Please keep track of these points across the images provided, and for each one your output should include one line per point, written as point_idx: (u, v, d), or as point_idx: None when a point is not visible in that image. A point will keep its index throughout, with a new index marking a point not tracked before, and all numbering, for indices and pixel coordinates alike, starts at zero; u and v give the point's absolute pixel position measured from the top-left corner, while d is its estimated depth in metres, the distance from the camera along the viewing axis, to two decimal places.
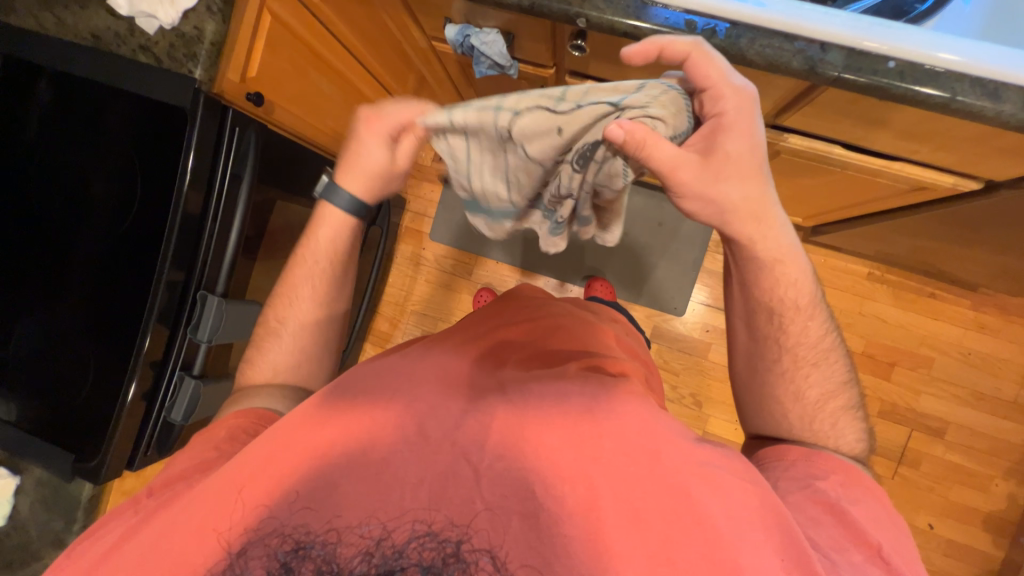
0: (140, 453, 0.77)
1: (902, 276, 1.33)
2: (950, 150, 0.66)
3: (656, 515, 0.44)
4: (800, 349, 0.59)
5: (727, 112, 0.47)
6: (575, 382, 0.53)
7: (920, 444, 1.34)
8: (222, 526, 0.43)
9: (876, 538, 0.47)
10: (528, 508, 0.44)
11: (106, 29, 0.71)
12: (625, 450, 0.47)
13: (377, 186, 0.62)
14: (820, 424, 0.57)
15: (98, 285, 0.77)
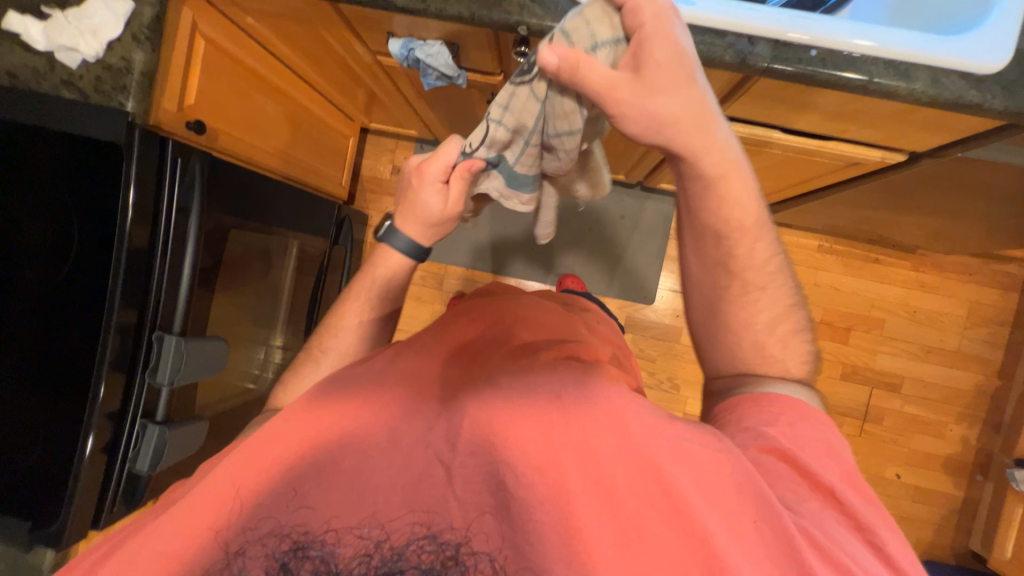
0: (106, 508, 0.73)
1: (848, 245, 1.42)
2: (875, 127, 0.71)
3: (625, 493, 0.42)
4: (748, 276, 0.56)
5: (646, 24, 0.45)
6: (548, 373, 0.52)
7: (881, 401, 1.43)
8: (217, 522, 0.40)
9: (833, 479, 0.45)
10: (499, 500, 0.41)
11: (22, 66, 0.66)
12: (592, 432, 0.46)
13: (433, 229, 0.61)
14: (770, 352, 0.56)
15: (44, 339, 0.72)
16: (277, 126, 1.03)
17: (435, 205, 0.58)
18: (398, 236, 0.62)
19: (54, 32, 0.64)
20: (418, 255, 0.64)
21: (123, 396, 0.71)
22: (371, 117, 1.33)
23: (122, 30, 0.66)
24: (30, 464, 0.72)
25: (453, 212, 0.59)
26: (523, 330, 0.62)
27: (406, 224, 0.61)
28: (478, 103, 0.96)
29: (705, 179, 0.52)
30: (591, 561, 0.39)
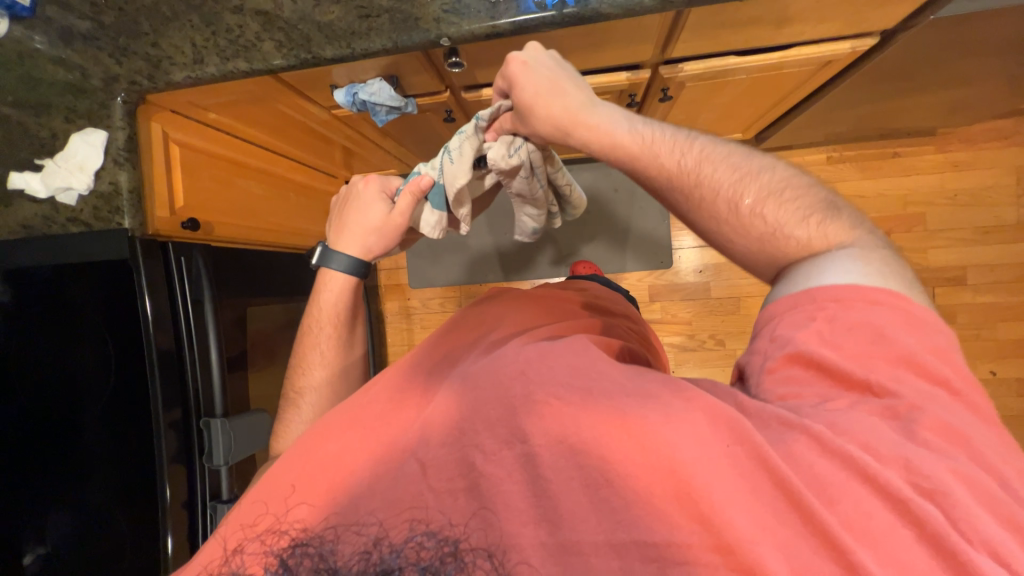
0: None
1: (861, 147, 1.33)
2: (828, 19, 0.68)
3: (588, 442, 0.40)
4: (696, 173, 0.50)
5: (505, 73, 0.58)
6: (514, 351, 0.49)
7: (948, 298, 1.31)
8: (223, 526, 0.44)
9: (865, 372, 0.41)
10: (470, 480, 0.40)
11: (34, 216, 0.73)
12: (559, 394, 0.42)
13: (370, 237, 0.68)
14: (758, 234, 0.49)
15: (114, 452, 0.78)
16: (267, 203, 1.09)
17: (378, 211, 0.67)
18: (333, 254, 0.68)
19: (49, 178, 0.72)
20: (359, 270, 0.69)
21: (189, 487, 0.76)
22: (352, 169, 1.37)
23: (103, 157, 0.73)
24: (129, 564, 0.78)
25: (393, 220, 0.67)
26: (508, 320, 0.62)
27: (347, 242, 0.68)
28: (437, 124, 0.99)
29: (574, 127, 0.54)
30: (559, 516, 0.38)
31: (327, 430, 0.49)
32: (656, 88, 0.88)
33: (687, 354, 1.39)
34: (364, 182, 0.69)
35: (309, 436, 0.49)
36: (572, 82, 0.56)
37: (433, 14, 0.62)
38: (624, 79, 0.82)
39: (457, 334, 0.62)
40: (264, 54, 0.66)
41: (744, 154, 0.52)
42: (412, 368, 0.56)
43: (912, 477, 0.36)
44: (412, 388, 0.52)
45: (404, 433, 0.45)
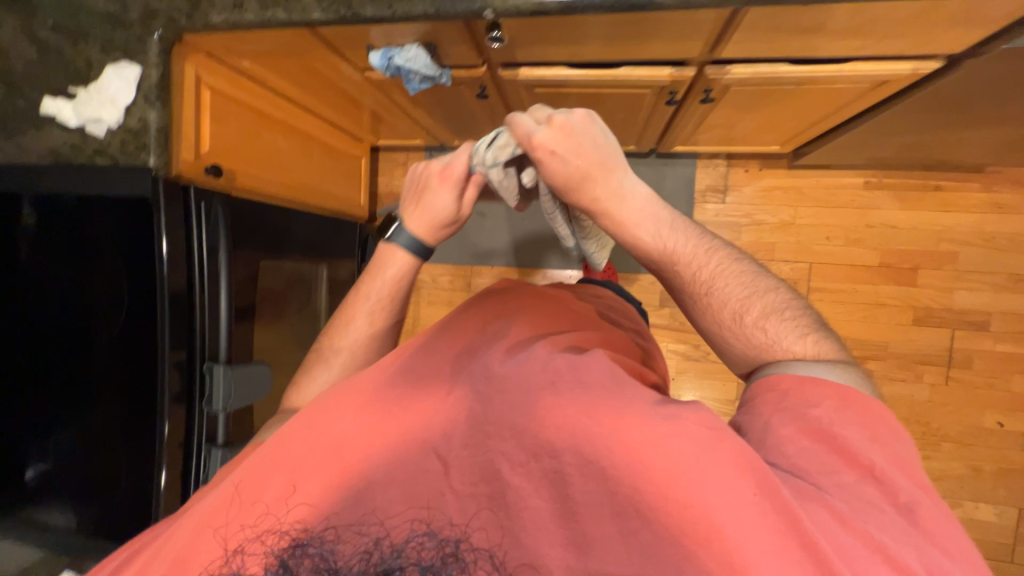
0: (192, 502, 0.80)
1: (901, 175, 1.28)
2: (893, 36, 0.64)
3: (620, 468, 0.38)
4: (703, 277, 0.52)
5: (531, 144, 0.52)
6: (541, 359, 0.45)
7: (966, 342, 1.27)
8: (217, 521, 0.41)
9: (871, 455, 0.39)
10: (495, 488, 0.41)
11: (63, 144, 0.75)
12: (586, 410, 0.41)
13: (441, 227, 0.66)
14: (744, 347, 0.51)
15: (115, 382, 0.80)
16: (291, 158, 1.09)
17: (449, 205, 0.63)
18: (402, 232, 0.66)
19: (81, 108, 0.73)
20: (422, 252, 0.67)
21: (185, 427, 0.78)
22: (378, 135, 1.37)
23: (135, 94, 0.73)
24: (120, 494, 0.81)
25: (464, 211, 0.65)
26: (527, 312, 0.59)
27: (412, 218, 0.65)
28: (469, 99, 0.97)
29: (602, 210, 0.54)
30: (589, 541, 0.38)
31: (331, 409, 0.47)
32: (698, 89, 0.85)
33: (690, 364, 1.37)
34: (433, 176, 0.62)
35: (306, 415, 0.47)
36: (603, 162, 0.52)
37: None
38: (667, 75, 0.80)
39: (476, 317, 0.59)
40: (303, 6, 0.65)
41: (749, 266, 0.53)
42: (427, 349, 0.53)
43: (922, 561, 0.35)
44: (420, 373, 0.50)
45: (423, 425, 0.45)
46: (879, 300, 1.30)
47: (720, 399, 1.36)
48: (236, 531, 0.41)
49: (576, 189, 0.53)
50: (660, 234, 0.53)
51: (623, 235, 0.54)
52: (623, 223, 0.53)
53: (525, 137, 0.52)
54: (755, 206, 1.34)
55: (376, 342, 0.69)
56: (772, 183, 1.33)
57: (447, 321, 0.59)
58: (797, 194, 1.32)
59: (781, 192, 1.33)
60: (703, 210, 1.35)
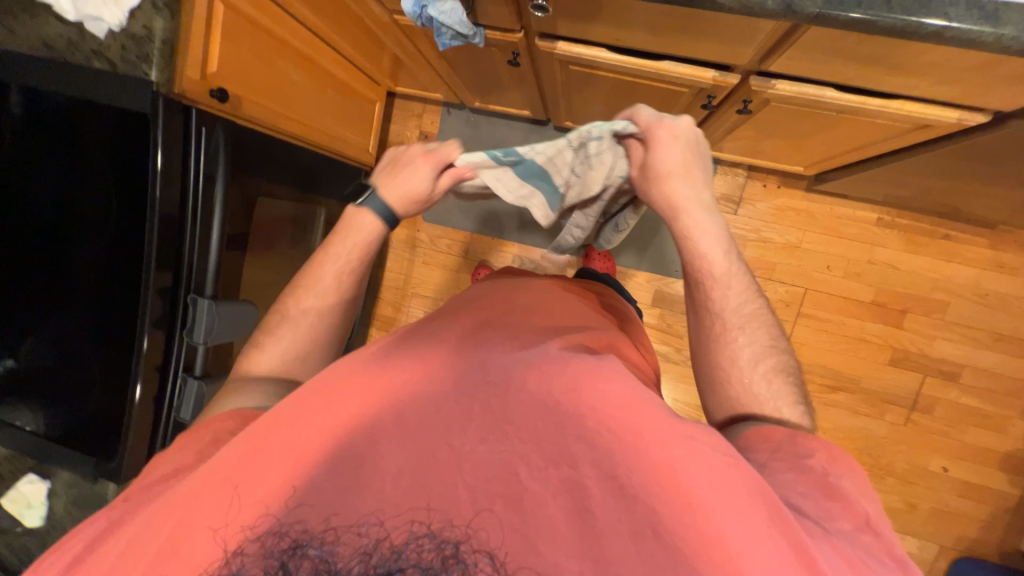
0: (162, 434, 0.80)
1: (913, 218, 1.27)
2: (953, 83, 0.61)
3: (637, 484, 0.40)
4: (738, 313, 0.57)
5: (655, 132, 0.59)
6: (555, 360, 0.47)
7: (934, 390, 1.31)
8: (216, 522, 0.39)
9: (864, 508, 0.41)
10: (511, 490, 0.40)
11: (56, 37, 0.70)
12: (604, 425, 0.42)
13: (412, 205, 0.66)
14: (739, 385, 0.55)
15: (95, 296, 0.79)
16: (303, 92, 1.03)
17: (424, 186, 0.65)
18: (373, 199, 0.66)
19: (78, 0, 0.67)
20: (389, 223, 0.67)
21: (165, 354, 0.78)
22: (396, 81, 1.30)
23: None
24: (91, 407, 0.81)
25: (437, 198, 0.67)
26: (532, 314, 0.61)
27: (386, 188, 0.66)
28: (500, 63, 0.92)
29: (676, 215, 0.59)
30: (608, 559, 0.37)
31: (338, 386, 0.46)
32: (738, 98, 0.81)
33: (669, 367, 1.39)
34: (420, 154, 0.65)
35: (313, 389, 0.46)
36: (702, 177, 0.59)
37: None
38: (709, 78, 0.75)
39: (483, 312, 0.61)
40: None
41: (774, 327, 0.59)
42: (423, 340, 0.54)
43: None
44: (420, 355, 0.50)
45: (433, 410, 0.45)
46: (861, 336, 1.32)
47: (692, 403, 1.39)
48: (229, 506, 0.40)
49: (663, 184, 0.59)
50: (719, 259, 0.58)
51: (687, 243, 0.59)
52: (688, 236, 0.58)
53: (660, 122, 0.59)
54: (765, 222, 1.32)
55: (343, 306, 0.66)
56: (786, 203, 1.31)
57: (455, 317, 0.60)
58: (808, 218, 1.31)
59: (793, 214, 1.32)
60: None
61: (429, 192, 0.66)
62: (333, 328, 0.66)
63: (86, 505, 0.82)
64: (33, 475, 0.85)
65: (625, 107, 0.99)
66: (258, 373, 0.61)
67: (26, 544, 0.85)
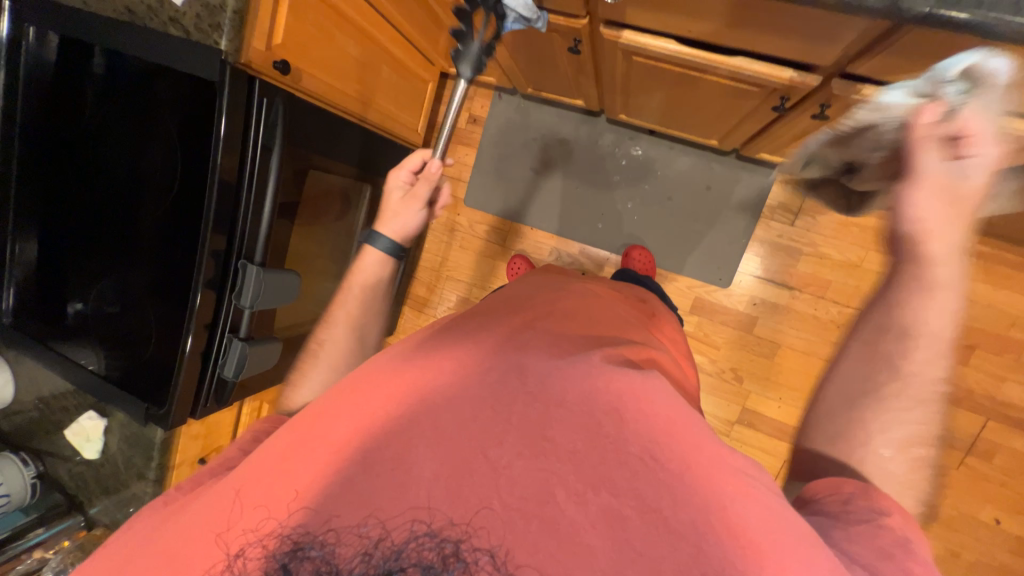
0: (201, 403, 0.88)
1: (997, 246, 1.15)
2: None
3: (683, 522, 0.38)
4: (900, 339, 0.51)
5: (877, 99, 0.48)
6: (599, 370, 0.48)
7: (995, 435, 1.21)
8: (220, 528, 0.41)
9: None
10: (545, 511, 0.38)
11: (140, 3, 0.75)
12: (649, 452, 0.41)
13: (404, 220, 0.76)
14: (874, 445, 0.49)
15: (155, 254, 0.83)
16: (360, 68, 1.04)
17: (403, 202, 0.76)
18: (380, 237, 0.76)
19: None
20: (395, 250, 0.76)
21: (213, 313, 0.82)
22: (451, 61, 1.29)
23: None
24: (144, 358, 0.86)
25: (420, 205, 0.76)
26: (573, 321, 0.59)
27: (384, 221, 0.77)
28: (559, 50, 0.89)
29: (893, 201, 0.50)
30: None
31: (354, 394, 0.48)
32: (815, 100, 0.75)
33: (701, 378, 1.34)
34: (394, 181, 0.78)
35: (330, 398, 0.49)
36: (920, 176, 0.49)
37: None
38: (786, 78, 0.70)
39: (519, 315, 0.60)
40: None
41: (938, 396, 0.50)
42: (440, 344, 0.53)
43: None
44: (446, 355, 0.51)
45: (452, 407, 0.44)
46: None
47: (720, 417, 1.34)
48: (234, 507, 0.42)
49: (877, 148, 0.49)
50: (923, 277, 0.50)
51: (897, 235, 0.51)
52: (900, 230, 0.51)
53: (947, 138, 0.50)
54: (824, 237, 1.24)
55: (357, 330, 0.76)
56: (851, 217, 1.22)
57: (493, 318, 0.60)
58: (874, 236, 1.21)
59: (857, 230, 1.22)
60: (767, 226, 1.26)
61: (409, 202, 0.76)
62: (349, 351, 0.75)
63: (136, 447, 0.89)
64: (92, 413, 0.92)
65: (687, 103, 0.94)
66: (297, 408, 0.69)
67: (84, 472, 0.94)
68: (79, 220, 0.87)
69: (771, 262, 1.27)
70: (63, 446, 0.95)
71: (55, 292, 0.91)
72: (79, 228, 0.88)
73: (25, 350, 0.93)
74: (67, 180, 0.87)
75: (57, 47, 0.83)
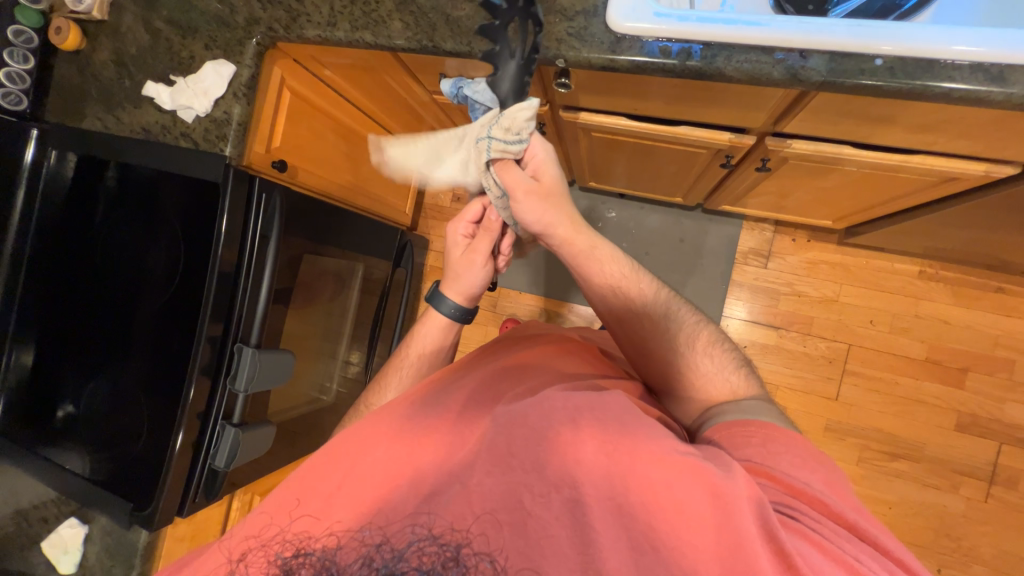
0: (189, 500, 0.84)
1: (960, 271, 1.22)
2: (971, 137, 0.62)
3: (636, 504, 0.40)
4: (657, 314, 0.63)
5: (542, 180, 0.59)
6: (558, 398, 0.46)
7: (1012, 459, 1.17)
8: (228, 537, 0.44)
9: (850, 513, 0.43)
10: (515, 517, 0.39)
11: (155, 123, 0.85)
12: (605, 451, 0.42)
13: (467, 276, 0.69)
14: (690, 378, 0.62)
15: (151, 345, 0.85)
16: (350, 161, 1.15)
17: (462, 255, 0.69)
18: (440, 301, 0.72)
19: (177, 94, 0.81)
20: (461, 314, 0.72)
21: (207, 400, 0.82)
22: None
23: (225, 89, 0.81)
24: (134, 452, 0.85)
25: (480, 255, 0.67)
26: (566, 365, 0.62)
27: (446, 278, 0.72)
28: None
29: (576, 256, 0.62)
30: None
31: (368, 437, 0.51)
32: (755, 156, 0.84)
33: None
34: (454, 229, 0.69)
35: (345, 433, 0.53)
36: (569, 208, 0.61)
37: (557, 34, 0.62)
38: (726, 139, 0.80)
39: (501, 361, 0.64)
40: (389, 32, 0.69)
41: (689, 305, 0.66)
42: (447, 390, 0.59)
43: None
44: (445, 406, 0.55)
45: (454, 456, 0.46)
46: (918, 397, 1.22)
47: None
48: (243, 524, 0.45)
49: (547, 226, 0.60)
50: (627, 272, 0.63)
51: (605, 274, 0.62)
52: (592, 270, 0.62)
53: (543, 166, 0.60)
54: (798, 277, 1.30)
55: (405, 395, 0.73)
56: (818, 256, 1.29)
57: (485, 372, 0.62)
58: (844, 271, 1.28)
59: (827, 267, 1.29)
60: (742, 271, 1.33)
61: (469, 261, 0.68)
62: None
63: (117, 554, 0.83)
64: (73, 519, 0.87)
65: (646, 167, 1.04)
66: None
67: None
68: (80, 320, 0.90)
69: (753, 305, 1.31)
70: (35, 563, 0.88)
71: (46, 394, 0.91)
72: (79, 327, 0.90)
73: (8, 458, 0.90)
74: (72, 282, 0.91)
75: (74, 165, 0.91)
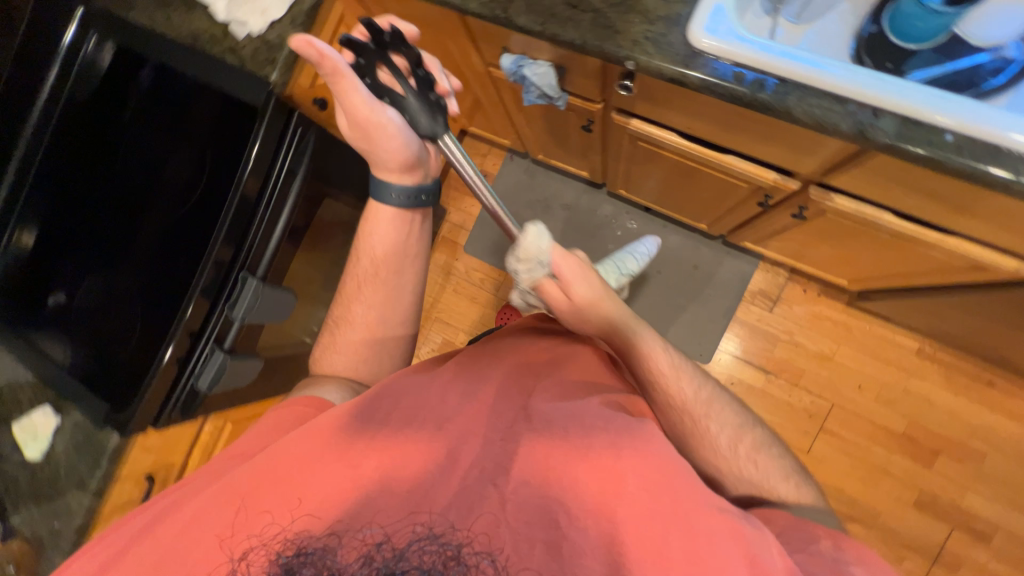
0: (165, 414, 0.84)
1: (957, 357, 1.24)
2: (1016, 232, 0.62)
3: (675, 551, 0.41)
4: (699, 412, 0.59)
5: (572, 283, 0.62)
6: (599, 415, 0.50)
7: (960, 546, 1.20)
8: (223, 531, 0.44)
9: None
10: (551, 536, 0.43)
11: (205, 32, 0.83)
12: (648, 488, 0.44)
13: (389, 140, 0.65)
14: (734, 480, 0.57)
15: (155, 254, 0.84)
16: None
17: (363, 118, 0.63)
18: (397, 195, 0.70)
19: (233, 8, 0.81)
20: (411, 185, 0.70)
21: (203, 319, 0.81)
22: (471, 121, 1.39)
23: (284, 13, 0.80)
24: (118, 356, 0.84)
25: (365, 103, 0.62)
26: (571, 368, 0.61)
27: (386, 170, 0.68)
28: (573, 127, 0.99)
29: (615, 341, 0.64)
30: None
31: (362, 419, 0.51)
32: (794, 203, 0.84)
33: None
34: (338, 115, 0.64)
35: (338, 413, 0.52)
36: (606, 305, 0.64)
37: (633, 35, 0.61)
38: (770, 179, 0.79)
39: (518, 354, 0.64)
40: None
41: (736, 405, 0.62)
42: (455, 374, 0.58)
43: None
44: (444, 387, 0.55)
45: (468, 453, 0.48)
46: (885, 468, 1.24)
47: None
48: (234, 504, 0.45)
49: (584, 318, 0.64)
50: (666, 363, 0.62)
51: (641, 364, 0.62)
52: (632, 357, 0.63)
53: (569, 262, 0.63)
54: (800, 327, 1.31)
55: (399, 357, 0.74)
56: (824, 312, 1.30)
57: (492, 360, 0.62)
58: (845, 332, 1.29)
59: (830, 324, 1.30)
60: (747, 310, 1.33)
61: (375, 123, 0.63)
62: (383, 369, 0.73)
63: (85, 452, 0.84)
64: (48, 408, 0.88)
65: (681, 188, 1.03)
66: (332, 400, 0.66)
67: (17, 474, 0.86)
68: (87, 213, 0.89)
69: (749, 345, 1.32)
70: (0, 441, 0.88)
71: (40, 278, 0.90)
72: (85, 219, 0.89)
73: None
74: (85, 173, 0.89)
75: (110, 55, 0.88)
